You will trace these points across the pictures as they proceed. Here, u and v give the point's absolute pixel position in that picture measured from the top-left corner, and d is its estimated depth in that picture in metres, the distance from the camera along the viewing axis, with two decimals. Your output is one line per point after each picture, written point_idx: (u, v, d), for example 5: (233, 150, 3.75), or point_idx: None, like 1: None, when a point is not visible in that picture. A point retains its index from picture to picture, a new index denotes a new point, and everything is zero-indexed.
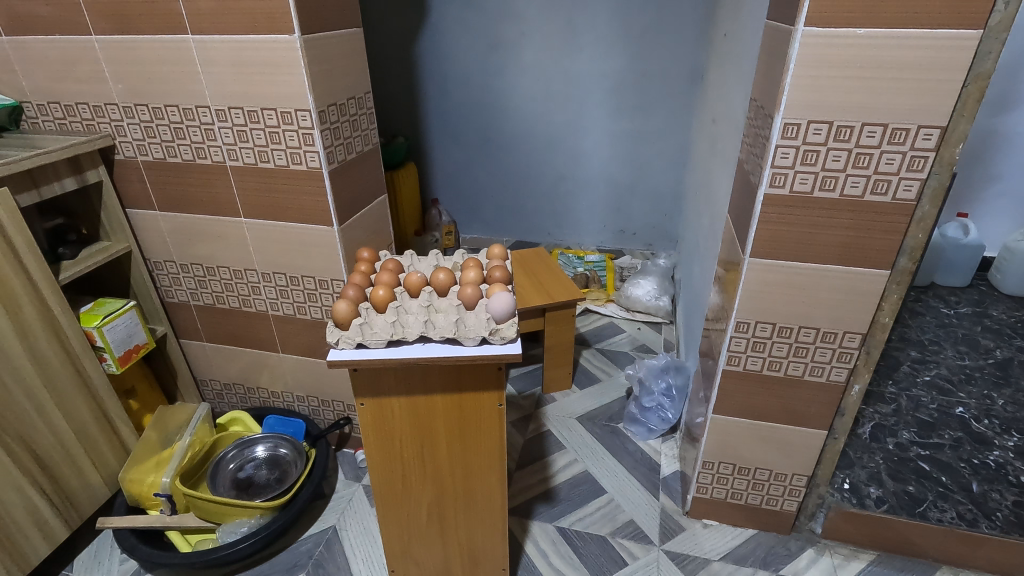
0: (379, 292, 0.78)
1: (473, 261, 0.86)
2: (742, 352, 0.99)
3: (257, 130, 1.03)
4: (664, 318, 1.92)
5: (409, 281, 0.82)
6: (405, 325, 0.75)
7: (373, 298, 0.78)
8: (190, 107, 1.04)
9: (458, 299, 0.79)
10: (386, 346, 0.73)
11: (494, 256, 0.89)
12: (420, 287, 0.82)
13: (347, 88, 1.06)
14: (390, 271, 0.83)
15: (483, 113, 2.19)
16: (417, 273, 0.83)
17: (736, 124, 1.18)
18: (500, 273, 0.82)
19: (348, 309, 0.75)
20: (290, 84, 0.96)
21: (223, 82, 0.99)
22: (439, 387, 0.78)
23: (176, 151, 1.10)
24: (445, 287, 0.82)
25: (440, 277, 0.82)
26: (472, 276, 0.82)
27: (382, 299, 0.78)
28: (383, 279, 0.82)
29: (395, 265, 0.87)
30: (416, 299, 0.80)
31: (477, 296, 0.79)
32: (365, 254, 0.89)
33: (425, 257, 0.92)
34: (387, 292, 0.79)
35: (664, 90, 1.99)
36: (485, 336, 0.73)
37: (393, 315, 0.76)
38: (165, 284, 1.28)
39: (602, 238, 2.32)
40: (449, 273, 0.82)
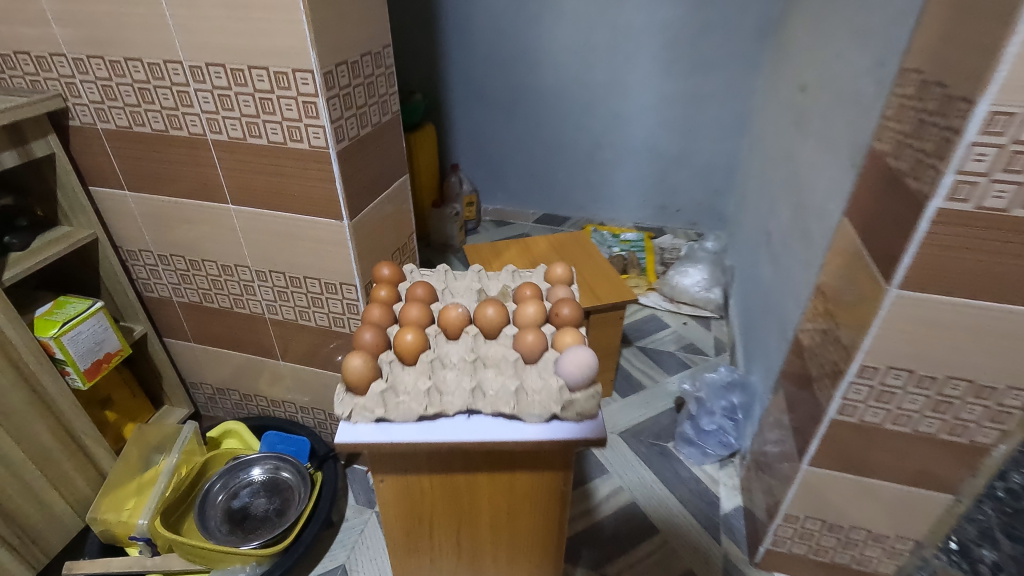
0: (406, 338, 0.57)
1: (529, 289, 0.64)
2: (861, 402, 0.78)
3: (243, 96, 0.79)
4: (714, 313, 1.70)
5: (446, 320, 0.60)
6: (444, 391, 0.54)
7: (397, 346, 0.57)
8: (158, 63, 0.80)
9: (513, 347, 0.58)
10: (418, 422, 0.53)
11: (556, 282, 0.67)
12: (460, 328, 0.60)
13: (361, 40, 0.81)
14: (419, 303, 0.62)
15: (513, 68, 1.90)
16: (457, 306, 0.61)
17: (852, 100, 0.92)
18: (569, 310, 0.60)
19: (365, 366, 0.54)
20: (286, 35, 0.71)
21: (197, 29, 0.75)
22: (486, 466, 0.58)
23: (143, 119, 0.86)
24: (496, 328, 0.60)
25: (489, 315, 0.60)
26: (532, 316, 0.60)
27: (412, 349, 0.57)
28: (410, 316, 0.60)
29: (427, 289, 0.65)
30: (456, 345, 0.59)
31: (542, 346, 0.57)
32: (383, 272, 0.67)
33: (463, 275, 0.70)
34: (418, 338, 0.57)
35: (728, 46, 1.69)
36: (556, 411, 0.53)
37: (426, 372, 0.56)
38: (142, 277, 1.07)
39: (640, 214, 2.07)
40: (500, 309, 0.60)
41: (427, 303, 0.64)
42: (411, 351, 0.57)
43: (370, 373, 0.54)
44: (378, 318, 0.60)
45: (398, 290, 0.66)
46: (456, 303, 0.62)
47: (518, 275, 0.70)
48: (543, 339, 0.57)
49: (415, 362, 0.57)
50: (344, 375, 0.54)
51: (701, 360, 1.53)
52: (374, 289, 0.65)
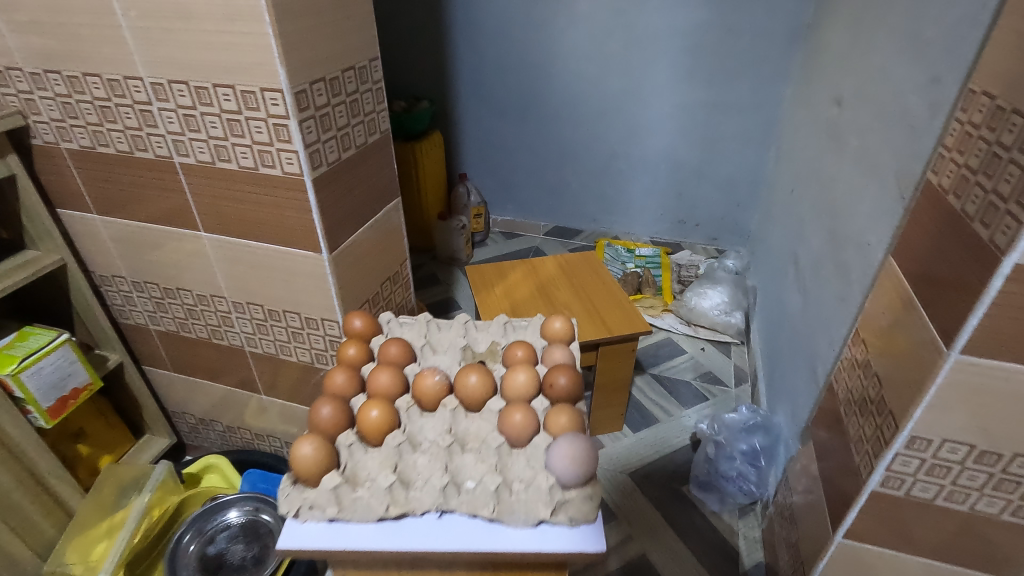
0: (372, 415, 0.48)
1: (522, 350, 0.55)
2: (908, 475, 0.67)
3: (210, 117, 0.71)
4: (734, 338, 1.60)
5: (421, 391, 0.52)
6: (410, 485, 0.46)
7: (359, 423, 0.48)
8: (118, 79, 0.72)
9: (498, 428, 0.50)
10: (377, 523, 0.44)
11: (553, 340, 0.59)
12: (436, 400, 0.52)
13: (342, 54, 0.72)
14: (390, 367, 0.53)
15: (524, 74, 1.81)
16: (433, 372, 0.52)
17: (899, 121, 0.81)
18: (566, 379, 0.51)
19: (316, 454, 0.45)
20: (253, 51, 0.63)
21: (156, 42, 0.67)
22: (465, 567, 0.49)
23: (106, 139, 0.79)
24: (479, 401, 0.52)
25: (472, 384, 0.51)
26: (524, 387, 0.51)
27: (377, 428, 0.48)
28: (379, 383, 0.52)
29: (403, 347, 0.56)
30: (431, 423, 0.51)
31: (533, 430, 0.49)
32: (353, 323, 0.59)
33: (448, 326, 0.62)
34: (385, 414, 0.49)
35: (754, 52, 1.58)
36: (545, 516, 0.43)
37: (393, 459, 0.47)
38: (117, 303, 1.00)
39: (656, 228, 1.97)
40: (485, 377, 0.52)
41: (400, 365, 0.55)
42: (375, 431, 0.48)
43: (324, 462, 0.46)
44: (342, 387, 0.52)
45: (369, 346, 0.58)
46: (434, 369, 0.53)
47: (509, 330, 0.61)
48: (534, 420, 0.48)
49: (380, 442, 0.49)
50: (292, 462, 0.46)
51: (719, 392, 1.42)
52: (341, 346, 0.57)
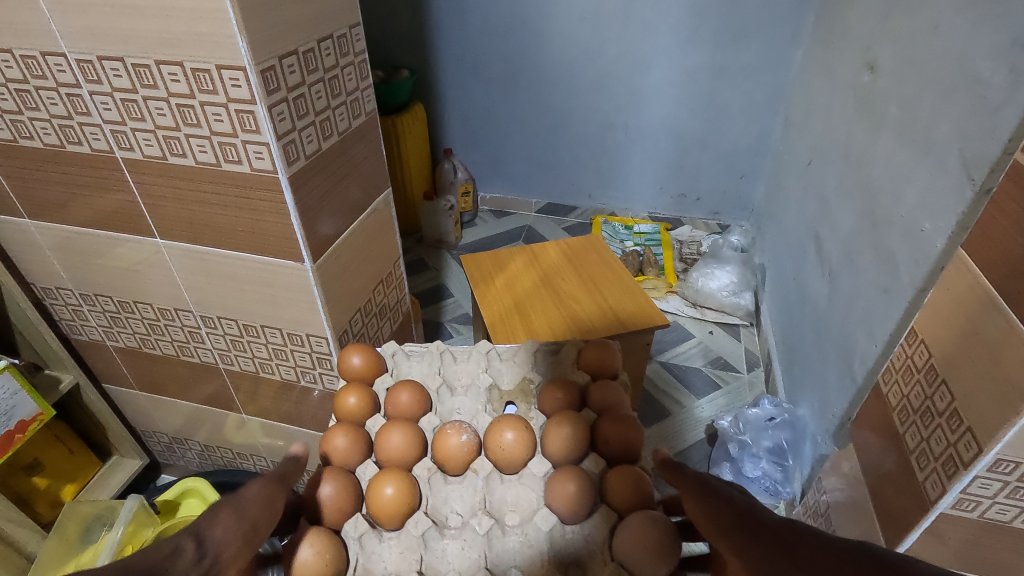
0: (385, 494, 0.49)
1: (563, 396, 0.55)
2: (988, 497, 0.60)
3: (155, 103, 0.57)
4: (743, 319, 1.53)
5: (442, 450, 0.53)
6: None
7: (376, 502, 0.49)
8: (34, 55, 0.58)
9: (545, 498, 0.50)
10: None
11: (599, 375, 0.58)
12: (461, 461, 0.53)
13: (317, 20, 0.59)
14: (402, 427, 0.54)
15: (512, 38, 1.65)
16: (457, 437, 0.53)
17: (962, 90, 0.72)
18: (609, 432, 0.51)
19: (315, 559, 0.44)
20: (202, 16, 0.50)
21: (77, 8, 0.53)
22: None
23: (30, 130, 0.65)
24: (520, 463, 0.53)
25: (507, 445, 0.52)
26: (566, 446, 0.51)
27: (389, 509, 0.49)
28: (392, 448, 0.53)
29: (414, 401, 0.56)
30: (459, 490, 0.53)
31: (588, 503, 0.48)
32: (353, 362, 0.58)
33: (464, 363, 0.62)
34: (400, 492, 0.49)
35: (763, 10, 1.45)
36: None
37: (417, 555, 0.48)
38: (65, 318, 0.87)
39: (656, 203, 1.87)
40: (522, 437, 0.52)
41: (411, 418, 0.56)
42: (388, 509, 0.49)
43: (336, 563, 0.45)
44: (346, 455, 0.52)
45: (372, 392, 0.58)
46: (459, 426, 0.54)
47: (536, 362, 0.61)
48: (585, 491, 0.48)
49: (397, 524, 0.49)
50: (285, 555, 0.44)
51: (732, 379, 1.35)
52: (341, 395, 0.56)
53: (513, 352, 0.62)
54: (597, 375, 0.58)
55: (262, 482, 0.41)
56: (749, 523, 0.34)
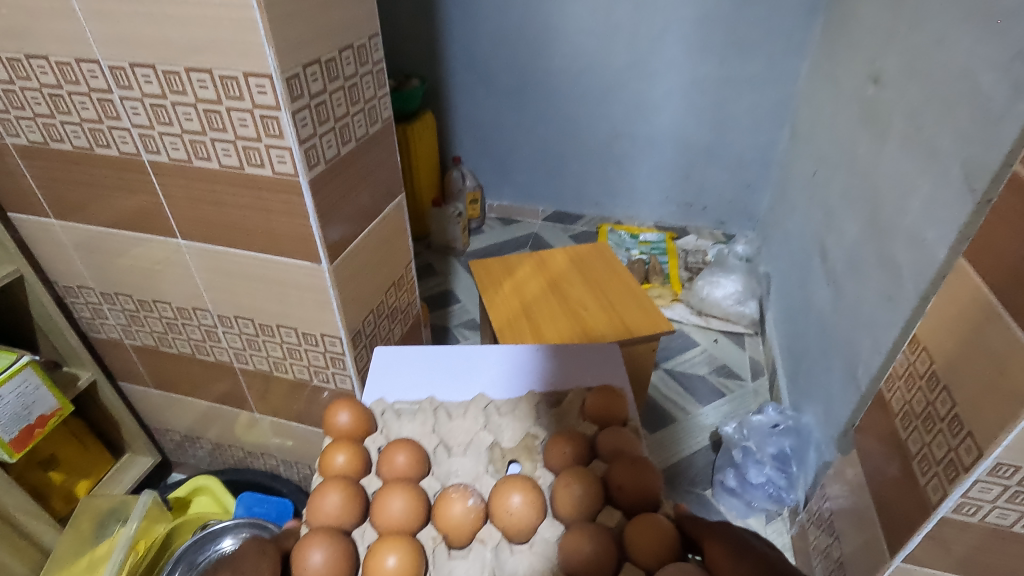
0: (387, 565, 0.50)
1: (571, 450, 0.56)
2: (989, 501, 0.60)
3: (183, 107, 0.60)
4: (747, 328, 1.54)
5: (445, 516, 0.54)
6: None
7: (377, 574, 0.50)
8: (66, 62, 0.61)
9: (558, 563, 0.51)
10: None
11: (607, 422, 0.60)
12: (466, 527, 0.54)
13: (339, 30, 0.62)
14: (401, 491, 0.55)
15: (520, 49, 1.69)
16: (460, 504, 0.54)
17: (966, 103, 0.73)
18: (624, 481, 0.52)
19: None
20: (231, 24, 0.52)
21: (111, 16, 0.55)
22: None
23: (60, 133, 0.67)
24: (529, 530, 0.53)
25: (514, 509, 0.53)
26: (572, 507, 0.53)
27: None
28: (394, 515, 0.54)
29: (410, 465, 0.58)
30: (464, 566, 0.54)
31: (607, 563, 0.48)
32: (340, 420, 0.60)
33: (461, 420, 0.63)
34: (402, 562, 0.50)
35: (769, 23, 1.48)
36: None
37: None
38: (85, 316, 0.90)
39: (661, 212, 1.88)
40: (529, 502, 0.53)
41: (410, 479, 0.57)
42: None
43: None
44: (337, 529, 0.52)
45: (362, 450, 0.59)
46: (464, 491, 0.56)
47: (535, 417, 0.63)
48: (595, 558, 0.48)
49: None
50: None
51: (737, 387, 1.36)
52: (329, 453, 0.58)
53: (511, 406, 0.64)
54: (606, 423, 0.60)
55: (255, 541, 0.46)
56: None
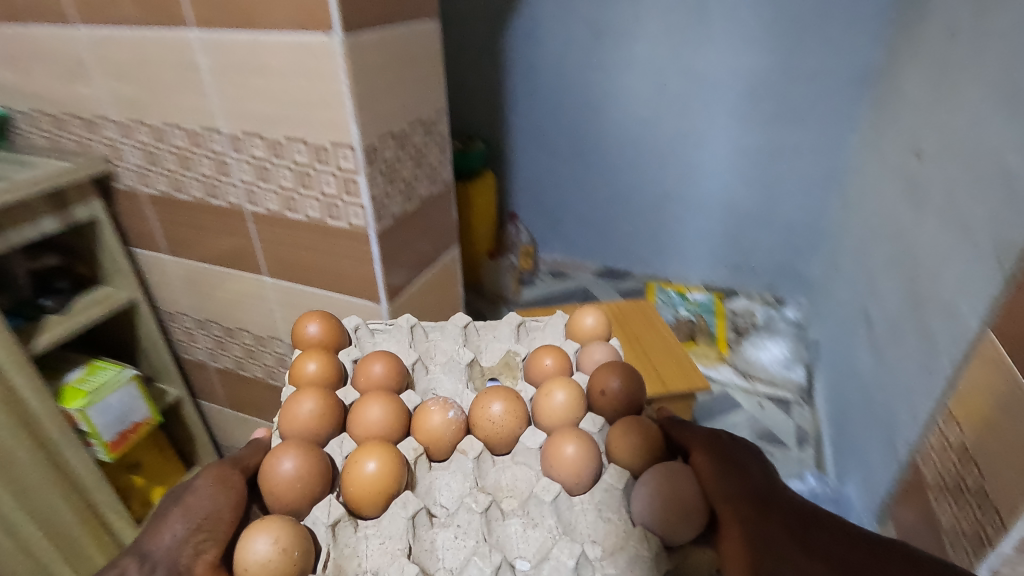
0: (366, 470, 0.51)
1: (551, 362, 0.63)
2: None
3: (282, 168, 0.73)
4: (794, 394, 1.51)
5: (424, 426, 0.58)
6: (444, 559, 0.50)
7: (356, 479, 0.51)
8: (198, 130, 0.76)
9: (547, 469, 0.55)
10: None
11: (586, 341, 0.68)
12: (446, 438, 0.58)
13: (410, 109, 0.74)
14: (379, 399, 0.58)
15: (576, 116, 1.81)
16: (438, 415, 0.58)
17: (996, 181, 0.77)
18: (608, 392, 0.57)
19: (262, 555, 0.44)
20: (326, 106, 0.65)
21: (237, 97, 0.70)
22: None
23: (183, 185, 0.82)
24: (510, 440, 0.59)
25: (498, 417, 0.58)
26: (555, 416, 0.58)
27: (371, 483, 0.51)
28: (373, 421, 0.57)
29: (387, 377, 0.62)
30: (446, 476, 0.57)
31: (593, 465, 0.53)
32: (310, 331, 0.65)
33: (445, 340, 0.71)
34: (382, 466, 0.52)
35: (816, 98, 1.54)
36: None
37: (405, 540, 0.50)
38: (180, 339, 1.04)
39: (710, 273, 1.91)
40: (508, 410, 0.58)
41: (387, 386, 0.61)
42: (369, 485, 0.51)
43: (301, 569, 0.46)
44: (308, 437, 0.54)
45: (332, 358, 0.63)
46: (442, 406, 0.59)
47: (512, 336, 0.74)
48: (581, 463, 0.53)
49: (379, 499, 0.52)
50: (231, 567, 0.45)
51: (781, 454, 1.33)
52: (300, 361, 0.61)
53: (490, 330, 0.73)
54: (584, 342, 0.68)
55: (212, 469, 0.50)
56: (763, 503, 0.47)
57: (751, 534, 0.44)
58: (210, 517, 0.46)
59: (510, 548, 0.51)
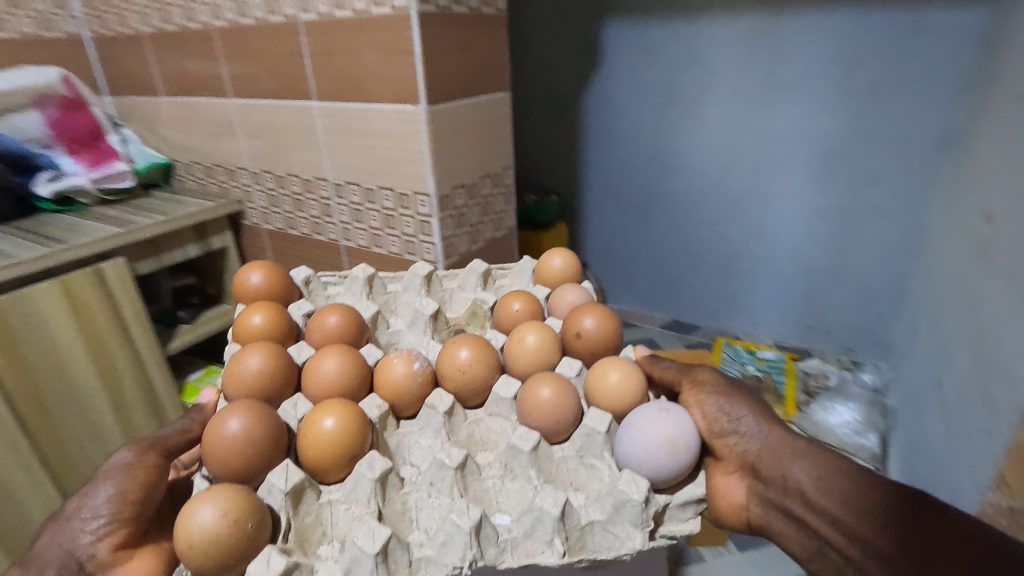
0: (326, 427, 0.61)
1: (516, 309, 0.76)
2: None
3: (373, 212, 0.88)
4: (868, 461, 1.46)
5: (388, 378, 0.69)
6: (417, 517, 0.59)
7: (317, 437, 0.60)
8: (310, 179, 0.93)
9: (527, 417, 0.65)
10: (425, 533, 0.58)
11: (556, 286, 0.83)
12: (412, 388, 0.69)
13: (480, 165, 0.88)
14: (335, 355, 0.69)
15: (647, 172, 1.83)
16: (399, 371, 0.69)
17: None
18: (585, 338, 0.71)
19: (211, 523, 0.50)
20: (411, 163, 0.80)
21: (342, 154, 0.87)
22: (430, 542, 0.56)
23: (295, 224, 1.00)
24: (483, 389, 0.70)
25: (465, 367, 0.69)
26: (526, 358, 0.70)
27: (327, 439, 0.60)
28: (333, 371, 0.68)
29: (348, 329, 0.74)
30: (417, 435, 0.68)
31: (566, 406, 0.64)
32: (252, 281, 0.79)
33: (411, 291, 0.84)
34: (336, 427, 0.61)
35: (897, 162, 1.50)
36: (640, 546, 0.55)
37: (377, 505, 0.59)
38: None
39: (783, 332, 1.87)
40: (472, 359, 0.70)
41: (344, 339, 0.73)
42: (327, 441, 0.60)
43: (255, 538, 0.52)
44: (258, 403, 0.62)
45: (276, 310, 0.75)
46: (403, 362, 0.70)
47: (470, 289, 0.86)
48: (559, 403, 0.64)
49: (337, 453, 0.60)
50: (178, 539, 0.51)
51: None
52: (249, 319, 0.73)
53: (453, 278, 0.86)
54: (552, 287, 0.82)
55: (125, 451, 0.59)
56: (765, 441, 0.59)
57: (752, 473, 0.59)
58: (115, 500, 0.54)
59: (487, 502, 0.61)
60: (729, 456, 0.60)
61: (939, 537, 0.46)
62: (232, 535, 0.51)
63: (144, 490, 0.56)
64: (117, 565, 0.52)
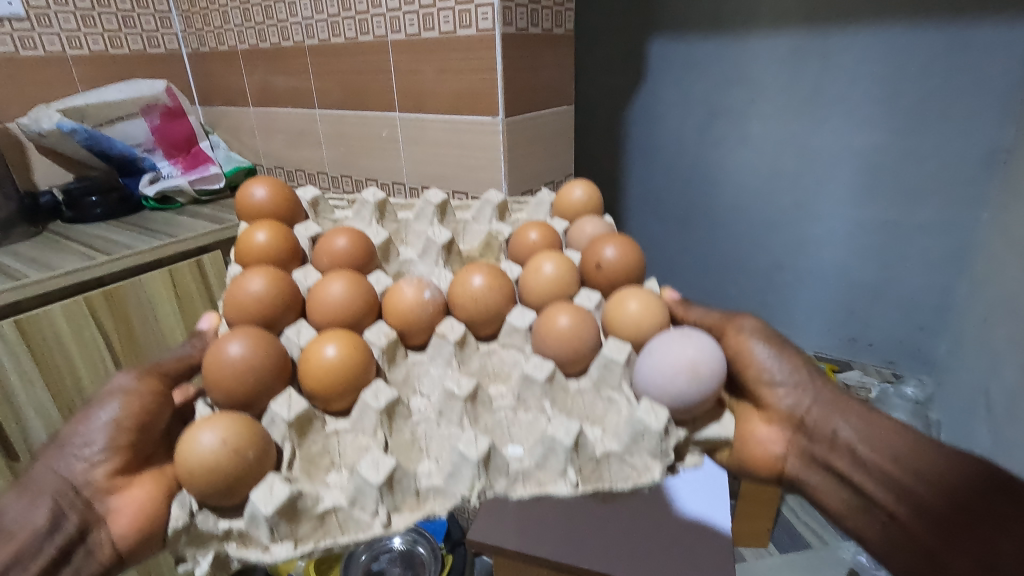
0: (327, 353, 0.69)
1: (533, 238, 0.85)
2: None
3: None
4: None
5: (395, 307, 0.79)
6: (428, 450, 0.67)
7: (317, 363, 0.69)
8: (388, 182, 1.09)
9: (541, 345, 0.74)
10: (434, 459, 0.66)
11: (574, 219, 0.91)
12: (422, 315, 0.78)
13: (544, 172, 1.03)
14: (341, 282, 0.78)
15: (689, 185, 1.85)
16: (404, 299, 0.78)
17: None
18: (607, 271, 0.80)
19: (206, 444, 0.58)
20: (488, 169, 0.95)
21: (419, 161, 1.03)
22: (437, 470, 0.64)
23: None
24: (494, 316, 0.79)
25: (475, 294, 0.78)
26: (543, 284, 0.79)
27: (327, 365, 0.69)
28: (339, 295, 0.77)
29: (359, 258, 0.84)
30: (428, 366, 0.77)
31: (580, 333, 0.73)
32: (260, 199, 0.92)
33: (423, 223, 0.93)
34: (336, 354, 0.69)
35: (944, 178, 1.52)
36: (659, 477, 0.61)
37: (383, 436, 0.67)
38: None
39: (823, 343, 1.88)
40: (480, 288, 0.78)
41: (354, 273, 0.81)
42: (324, 367, 0.69)
43: (253, 465, 0.59)
44: (257, 330, 0.71)
45: (281, 233, 0.85)
46: (409, 293, 0.79)
47: (484, 219, 0.95)
48: (570, 332, 0.72)
49: (335, 375, 0.69)
50: (183, 459, 0.58)
51: None
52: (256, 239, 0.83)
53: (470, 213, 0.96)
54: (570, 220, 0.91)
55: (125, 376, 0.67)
56: (822, 402, 0.70)
57: (805, 428, 0.70)
58: (110, 427, 0.62)
59: (507, 437, 0.67)
60: (784, 410, 0.71)
61: (973, 481, 0.58)
62: (229, 461, 0.57)
63: (137, 419, 0.64)
64: (113, 489, 0.60)
